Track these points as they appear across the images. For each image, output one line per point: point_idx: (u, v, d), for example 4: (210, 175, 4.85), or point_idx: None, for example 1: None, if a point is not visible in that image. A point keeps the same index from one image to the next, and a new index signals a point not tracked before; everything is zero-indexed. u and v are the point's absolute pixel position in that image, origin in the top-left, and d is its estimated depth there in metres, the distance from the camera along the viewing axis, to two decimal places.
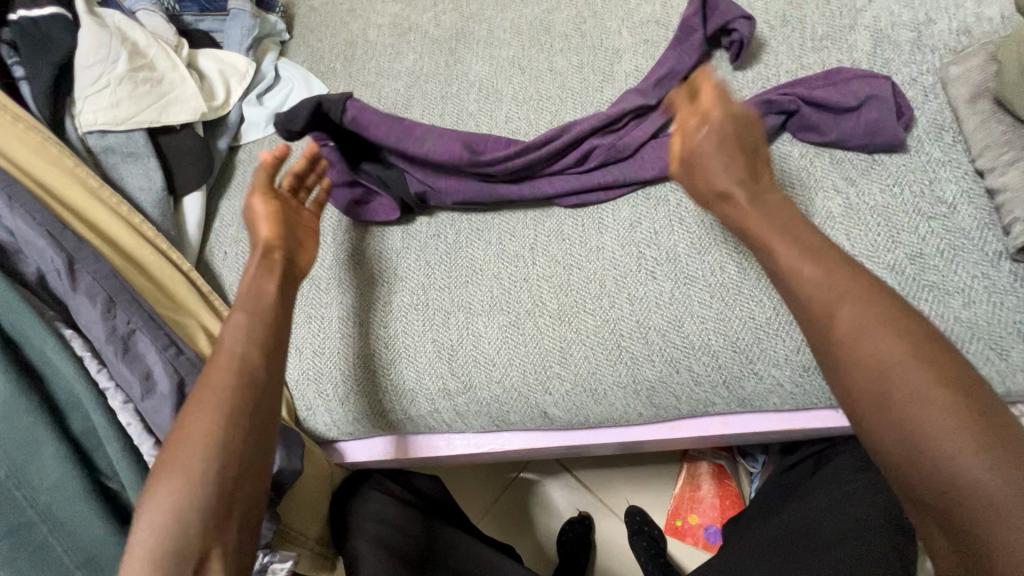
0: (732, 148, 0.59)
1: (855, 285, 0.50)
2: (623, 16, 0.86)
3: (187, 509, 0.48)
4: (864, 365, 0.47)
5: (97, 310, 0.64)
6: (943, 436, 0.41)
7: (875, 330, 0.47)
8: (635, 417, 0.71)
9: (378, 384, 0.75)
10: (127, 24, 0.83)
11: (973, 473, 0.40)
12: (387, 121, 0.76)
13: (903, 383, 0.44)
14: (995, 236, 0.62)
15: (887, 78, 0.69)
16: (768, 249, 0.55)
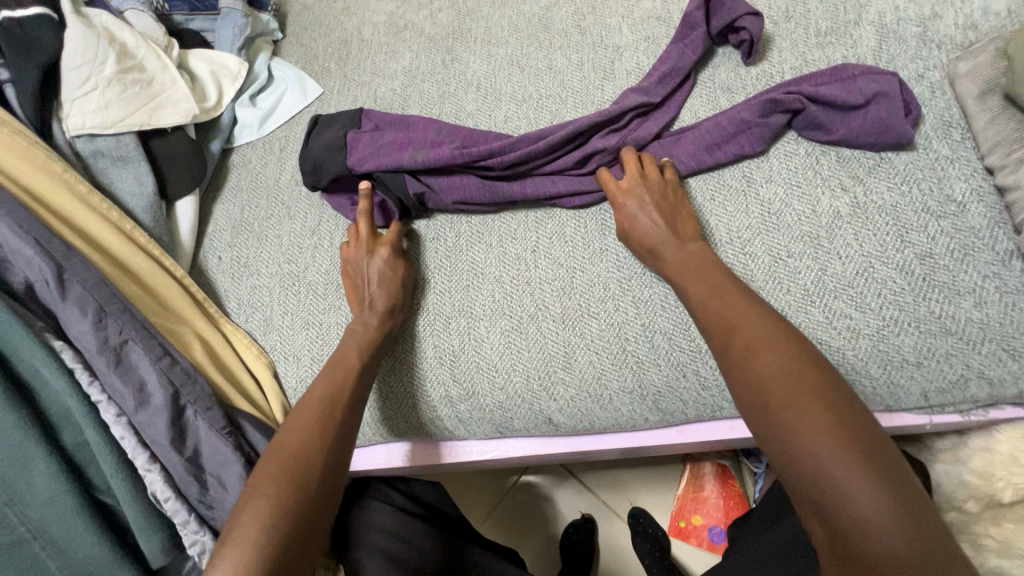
0: (657, 207, 0.67)
1: (746, 312, 0.56)
2: (623, 13, 0.85)
3: (282, 513, 0.54)
4: (750, 381, 0.52)
5: (89, 320, 0.62)
6: (817, 443, 0.46)
7: (763, 350, 0.52)
8: (641, 422, 0.69)
9: (404, 400, 0.73)
10: (115, 24, 0.81)
11: (844, 477, 0.44)
12: (382, 144, 0.76)
13: (788, 395, 0.49)
14: (1005, 235, 0.61)
15: (896, 74, 0.67)
16: (687, 283, 0.62)
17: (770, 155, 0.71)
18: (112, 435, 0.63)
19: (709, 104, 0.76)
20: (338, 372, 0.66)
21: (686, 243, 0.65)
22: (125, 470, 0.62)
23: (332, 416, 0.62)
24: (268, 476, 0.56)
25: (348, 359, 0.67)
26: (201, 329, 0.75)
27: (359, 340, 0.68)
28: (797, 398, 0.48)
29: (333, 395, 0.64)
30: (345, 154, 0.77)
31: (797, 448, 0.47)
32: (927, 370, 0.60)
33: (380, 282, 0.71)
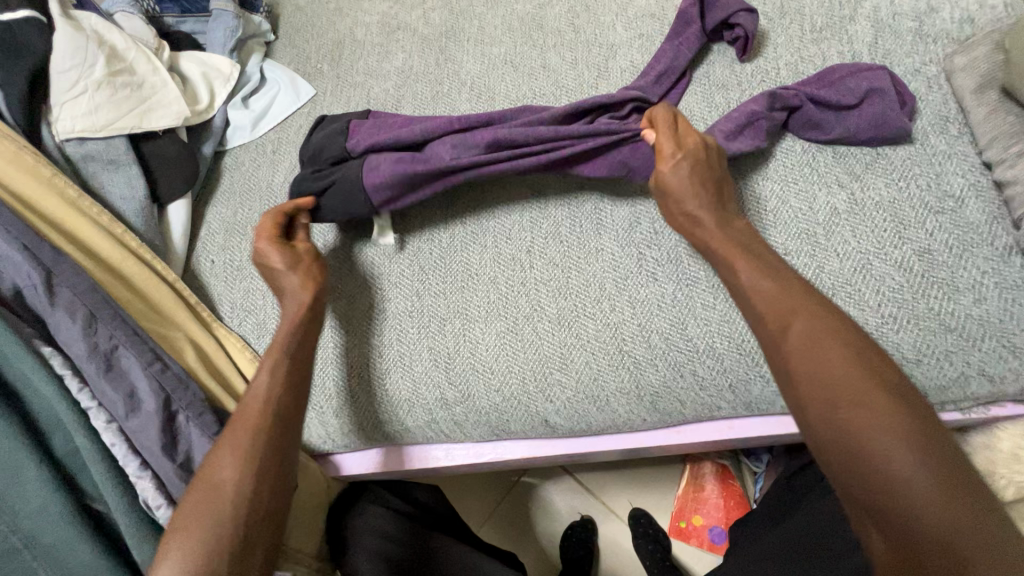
0: (706, 176, 0.61)
1: (801, 298, 0.52)
2: (617, 10, 0.84)
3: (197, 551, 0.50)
4: (810, 375, 0.49)
5: (79, 327, 0.61)
6: (882, 441, 0.45)
7: (822, 340, 0.49)
8: (639, 423, 0.68)
9: (368, 398, 0.72)
10: (105, 27, 0.80)
11: (907, 475, 0.44)
12: (380, 128, 0.75)
13: (851, 392, 0.47)
14: (1004, 230, 0.61)
15: (886, 68, 0.67)
16: (734, 258, 0.56)
17: (770, 157, 0.70)
18: (104, 442, 0.62)
19: (704, 101, 0.75)
20: (263, 382, 0.60)
21: (732, 219, 0.60)
22: (117, 478, 0.61)
23: (260, 433, 0.57)
24: (195, 502, 0.53)
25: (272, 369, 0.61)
26: (193, 333, 0.74)
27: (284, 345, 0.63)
28: (860, 394, 0.47)
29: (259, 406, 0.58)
30: (345, 137, 0.75)
31: (860, 445, 0.45)
32: (927, 367, 0.60)
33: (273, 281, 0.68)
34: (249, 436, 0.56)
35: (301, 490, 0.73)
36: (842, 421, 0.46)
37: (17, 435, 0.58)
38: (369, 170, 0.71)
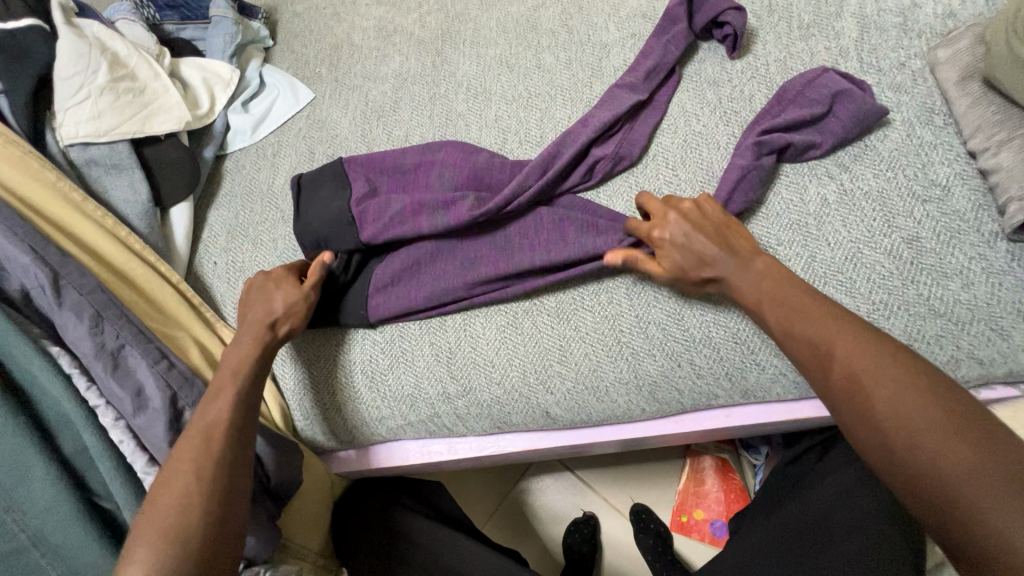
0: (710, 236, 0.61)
1: (845, 334, 0.52)
2: (609, 11, 0.86)
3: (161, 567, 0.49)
4: (861, 415, 0.49)
5: (85, 326, 0.62)
6: (952, 471, 0.43)
7: (871, 376, 0.49)
8: (639, 413, 0.70)
9: (335, 398, 0.74)
10: (107, 35, 0.82)
11: (985, 503, 0.42)
12: (377, 208, 0.74)
13: (910, 426, 0.46)
14: (989, 217, 0.62)
15: (827, 69, 0.70)
16: (756, 302, 0.58)
17: (769, 198, 0.69)
18: (111, 439, 0.62)
19: (695, 98, 0.77)
20: (212, 405, 0.61)
21: (750, 258, 0.61)
22: (124, 474, 0.61)
23: (213, 451, 0.57)
24: (147, 527, 0.52)
25: (223, 391, 0.62)
26: (198, 333, 0.75)
27: (235, 366, 0.64)
28: (923, 429, 0.46)
29: (213, 425, 0.59)
30: (355, 228, 0.74)
31: (931, 481, 0.44)
32: (918, 352, 0.61)
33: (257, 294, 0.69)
34: (199, 455, 0.56)
35: (304, 486, 0.74)
36: (907, 459, 0.46)
37: (25, 434, 0.59)
38: (375, 289, 0.73)
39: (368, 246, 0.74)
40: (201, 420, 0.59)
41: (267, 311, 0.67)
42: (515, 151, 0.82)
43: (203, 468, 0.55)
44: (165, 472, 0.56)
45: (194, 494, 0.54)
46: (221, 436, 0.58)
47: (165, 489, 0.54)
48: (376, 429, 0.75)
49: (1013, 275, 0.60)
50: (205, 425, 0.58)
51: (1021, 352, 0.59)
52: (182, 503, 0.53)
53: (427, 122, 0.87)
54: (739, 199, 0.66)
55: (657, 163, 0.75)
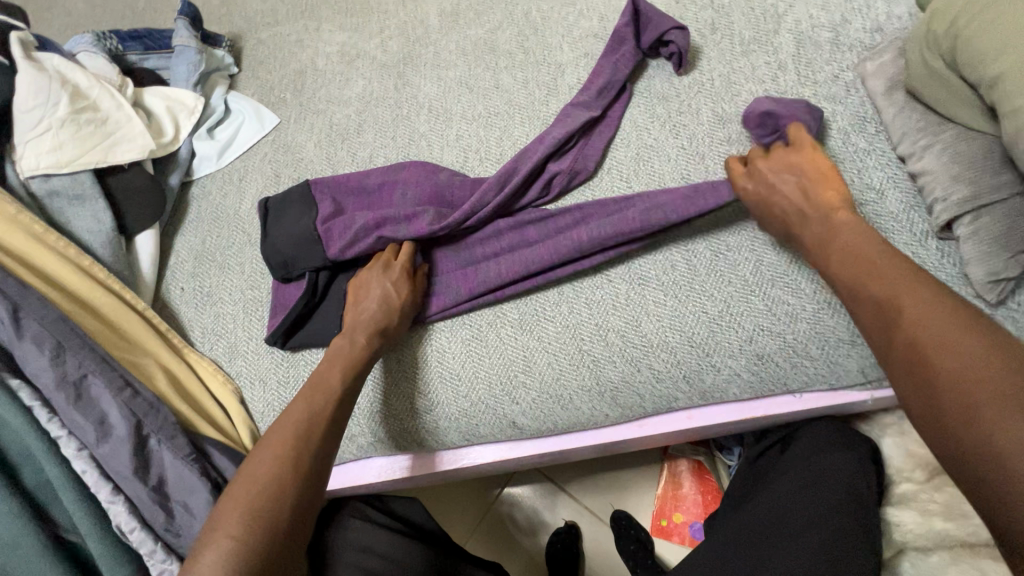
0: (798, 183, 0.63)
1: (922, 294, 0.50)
2: (563, 32, 0.89)
3: (255, 538, 0.53)
4: (914, 370, 0.47)
5: (46, 357, 0.63)
6: (1000, 432, 0.40)
7: (939, 329, 0.47)
8: (602, 419, 0.71)
9: (408, 419, 0.74)
10: (67, 67, 0.83)
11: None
12: (344, 227, 0.75)
13: (959, 371, 0.44)
14: (920, 217, 0.66)
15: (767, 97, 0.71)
16: (834, 263, 0.57)
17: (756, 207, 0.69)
18: (74, 470, 0.62)
19: (646, 113, 0.80)
20: (317, 395, 0.64)
21: (833, 212, 0.60)
22: (87, 505, 0.61)
23: (311, 445, 0.60)
24: (239, 501, 0.56)
25: (328, 383, 0.65)
26: (165, 360, 0.75)
27: (344, 360, 0.67)
28: (981, 387, 0.43)
29: (314, 416, 0.62)
30: (323, 246, 0.75)
31: (958, 422, 0.43)
32: (861, 347, 0.65)
33: (378, 298, 0.70)
34: (297, 444, 0.60)
35: None
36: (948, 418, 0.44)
37: None
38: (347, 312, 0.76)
39: (338, 263, 0.76)
40: (300, 410, 0.63)
41: (387, 318, 0.69)
42: (476, 169, 0.84)
43: (301, 458, 0.59)
44: (262, 455, 0.59)
45: (286, 486, 0.57)
46: (321, 430, 0.62)
47: (265, 467, 0.58)
48: (380, 447, 0.76)
49: (943, 271, 0.64)
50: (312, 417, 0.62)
51: None
52: (275, 489, 0.56)
53: (390, 143, 0.89)
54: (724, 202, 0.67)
55: (611, 177, 0.78)
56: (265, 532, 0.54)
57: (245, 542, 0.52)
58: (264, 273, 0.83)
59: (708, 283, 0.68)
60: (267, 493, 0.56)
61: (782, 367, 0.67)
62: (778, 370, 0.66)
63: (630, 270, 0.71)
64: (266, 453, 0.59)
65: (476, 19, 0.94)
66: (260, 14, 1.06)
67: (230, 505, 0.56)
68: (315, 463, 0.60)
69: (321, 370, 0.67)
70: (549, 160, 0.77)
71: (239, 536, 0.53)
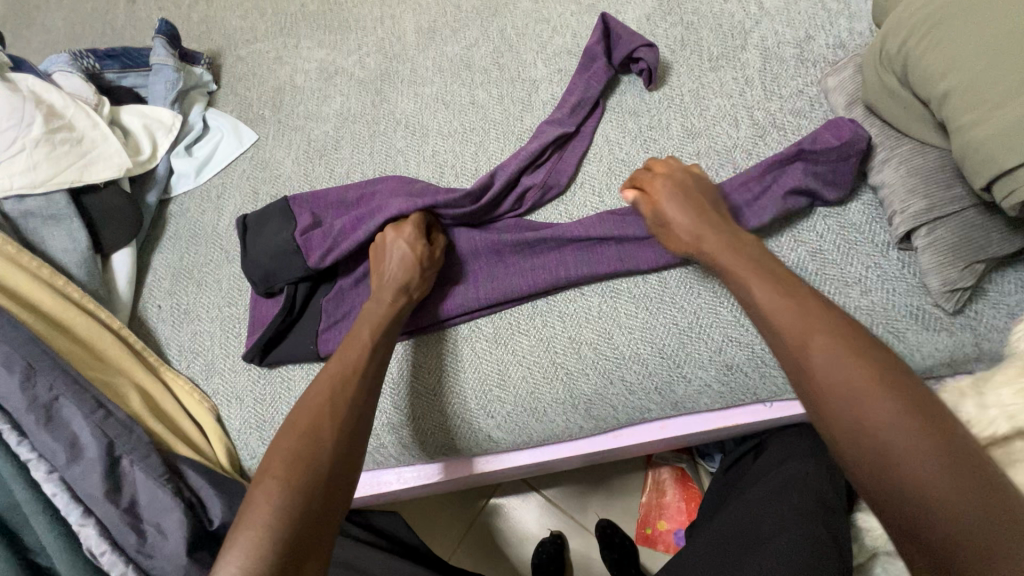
0: (695, 207, 0.65)
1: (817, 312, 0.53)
2: (537, 48, 0.91)
3: (298, 483, 0.53)
4: (833, 383, 0.49)
5: (16, 380, 0.62)
6: (916, 463, 0.44)
7: (843, 359, 0.49)
8: (577, 431, 0.72)
9: (410, 433, 0.73)
10: (42, 88, 0.83)
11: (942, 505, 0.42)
12: (324, 234, 0.77)
13: (872, 405, 0.47)
14: (881, 228, 0.68)
15: (845, 133, 0.68)
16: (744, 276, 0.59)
17: (776, 237, 0.70)
18: (44, 493, 0.62)
19: (618, 128, 0.82)
20: (349, 352, 0.65)
21: (736, 237, 0.62)
22: (58, 527, 0.61)
23: (345, 395, 0.61)
24: (283, 445, 0.56)
25: (360, 340, 0.66)
26: (140, 379, 0.76)
27: (375, 320, 0.68)
28: (885, 418, 0.46)
29: (350, 369, 0.63)
30: (301, 257, 0.76)
31: (881, 460, 0.45)
32: None
33: (397, 259, 0.71)
34: (333, 396, 0.60)
35: None
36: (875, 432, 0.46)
37: None
38: (324, 326, 0.76)
39: (315, 273, 0.76)
40: (336, 366, 0.64)
41: (406, 276, 0.70)
42: (452, 184, 0.86)
43: (341, 408, 0.60)
44: (299, 406, 0.60)
45: (327, 437, 0.57)
46: (356, 383, 0.62)
47: (307, 417, 0.59)
48: (388, 457, 0.75)
49: (905, 280, 0.65)
50: (343, 369, 0.63)
51: (914, 353, 0.64)
52: (314, 435, 0.57)
53: (368, 159, 0.90)
54: (752, 220, 0.69)
55: (584, 191, 0.79)
56: (309, 476, 0.54)
57: (294, 486, 0.53)
58: (242, 288, 0.83)
59: (679, 295, 0.70)
60: (308, 440, 0.57)
61: (752, 377, 0.68)
62: (749, 379, 0.68)
63: (603, 283, 0.72)
64: (307, 401, 0.60)
65: (452, 35, 0.95)
66: (238, 30, 1.06)
67: (278, 449, 0.56)
68: (354, 414, 0.60)
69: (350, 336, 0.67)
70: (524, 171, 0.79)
71: (284, 474, 0.54)
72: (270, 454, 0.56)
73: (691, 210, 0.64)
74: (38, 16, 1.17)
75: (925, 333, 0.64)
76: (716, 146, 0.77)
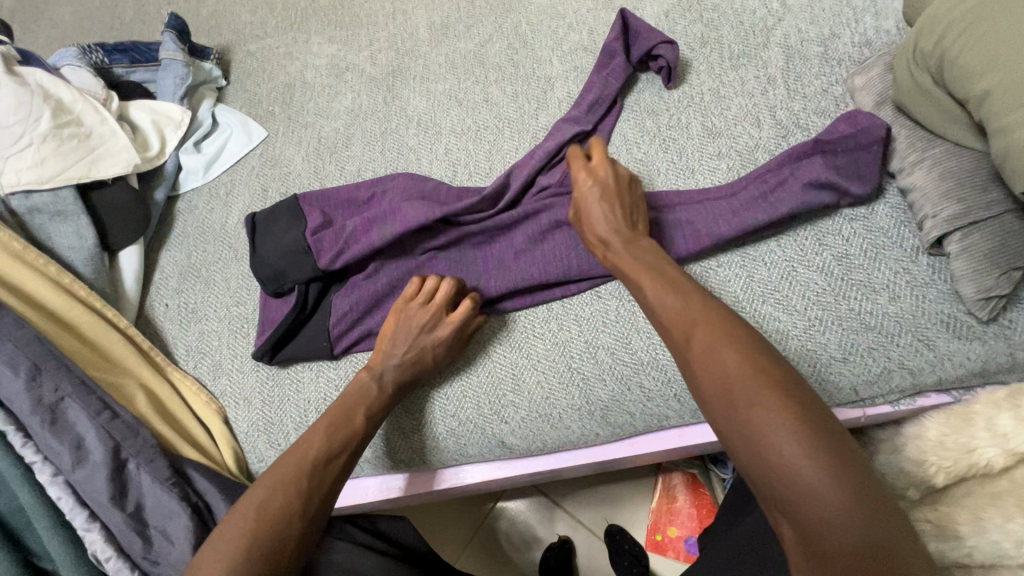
0: (610, 200, 0.65)
1: (703, 309, 0.53)
2: (553, 45, 0.89)
3: None
4: (717, 385, 0.49)
5: (21, 380, 0.61)
6: (782, 444, 0.44)
7: (716, 345, 0.50)
8: (593, 438, 0.70)
9: (420, 440, 0.72)
10: (50, 82, 0.82)
11: (812, 486, 0.43)
12: (336, 234, 0.75)
13: (743, 388, 0.47)
14: (911, 232, 0.66)
15: (868, 129, 0.67)
16: (638, 276, 0.60)
17: (795, 235, 0.68)
18: (48, 496, 0.60)
19: (636, 127, 0.79)
20: (339, 432, 0.64)
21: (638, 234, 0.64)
22: (63, 532, 0.59)
23: (320, 488, 0.60)
24: (239, 526, 0.56)
25: (352, 421, 0.65)
26: (147, 379, 0.74)
27: (372, 401, 0.67)
28: (748, 400, 0.47)
29: (332, 454, 0.62)
30: (313, 258, 0.74)
31: (754, 445, 0.46)
32: (854, 365, 0.63)
33: (414, 348, 0.68)
34: (307, 486, 0.60)
35: None
36: (752, 433, 0.46)
37: None
38: (335, 323, 0.74)
39: (328, 274, 0.75)
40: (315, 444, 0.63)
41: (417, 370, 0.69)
42: (466, 183, 0.84)
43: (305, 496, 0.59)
44: (268, 484, 0.59)
45: (284, 528, 0.56)
46: (336, 473, 0.62)
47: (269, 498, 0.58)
48: (397, 463, 0.74)
49: (936, 287, 0.63)
50: (320, 452, 0.62)
51: (946, 361, 0.62)
52: (283, 528, 0.56)
53: (380, 156, 0.88)
54: (769, 211, 0.67)
55: None
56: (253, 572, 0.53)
57: None
58: (251, 288, 0.82)
59: None
60: (266, 528, 0.56)
61: None
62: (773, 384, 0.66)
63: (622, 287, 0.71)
64: (275, 477, 0.59)
65: (465, 32, 0.93)
66: (248, 26, 1.05)
67: (233, 526, 0.56)
68: (318, 509, 0.59)
69: (339, 404, 0.66)
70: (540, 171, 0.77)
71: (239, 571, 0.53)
72: (224, 529, 0.56)
73: (606, 205, 0.65)
74: (46, 10, 1.16)
75: (957, 341, 0.62)
76: (738, 146, 0.75)
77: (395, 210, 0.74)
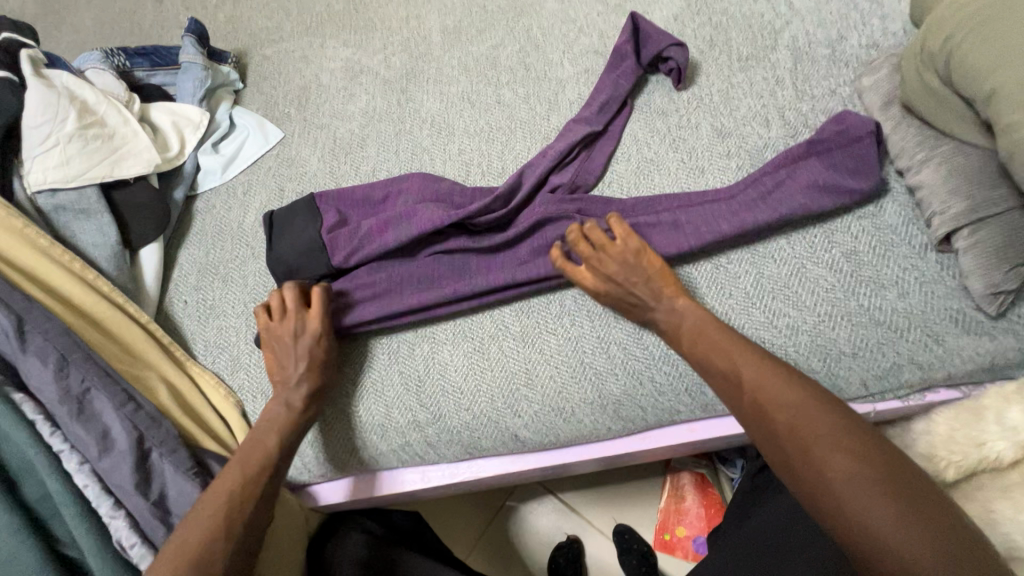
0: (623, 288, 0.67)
1: (761, 367, 0.58)
2: (564, 48, 0.90)
3: None
4: (790, 445, 0.54)
5: (49, 371, 0.63)
6: (858, 500, 0.49)
7: (780, 406, 0.55)
8: (605, 432, 0.71)
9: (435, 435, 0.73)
10: (76, 84, 0.84)
11: (894, 538, 0.47)
12: (353, 233, 0.77)
13: (815, 446, 0.53)
14: (919, 230, 0.67)
15: (859, 123, 0.69)
16: (685, 336, 0.63)
17: (804, 232, 0.69)
18: (75, 484, 0.62)
19: (646, 127, 0.81)
20: (249, 464, 0.64)
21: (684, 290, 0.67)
22: (87, 520, 0.61)
23: (242, 515, 0.61)
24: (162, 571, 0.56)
25: (265, 447, 0.66)
26: (168, 373, 0.76)
27: (281, 424, 0.68)
28: (823, 458, 0.52)
29: (248, 485, 0.63)
30: (326, 254, 0.76)
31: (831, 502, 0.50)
32: (863, 360, 0.65)
33: (306, 361, 0.69)
34: (227, 520, 0.60)
35: (278, 519, 0.73)
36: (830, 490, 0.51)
37: None
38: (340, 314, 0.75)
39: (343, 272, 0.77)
40: (230, 479, 0.63)
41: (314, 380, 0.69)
42: (479, 183, 0.85)
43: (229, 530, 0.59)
44: (186, 526, 0.59)
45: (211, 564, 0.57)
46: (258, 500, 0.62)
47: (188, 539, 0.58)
48: (410, 455, 0.75)
49: (945, 283, 0.64)
50: (233, 484, 0.62)
51: (955, 356, 0.63)
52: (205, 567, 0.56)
53: (394, 157, 0.90)
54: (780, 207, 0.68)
55: (613, 190, 0.79)
56: None
57: None
58: (267, 286, 0.84)
59: (709, 294, 0.69)
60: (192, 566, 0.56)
61: None
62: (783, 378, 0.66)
63: None
64: (192, 520, 0.60)
65: (477, 36, 0.95)
66: (264, 30, 1.07)
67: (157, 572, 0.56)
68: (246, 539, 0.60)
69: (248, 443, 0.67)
70: (553, 171, 0.79)
71: None
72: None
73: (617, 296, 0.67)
74: (68, 16, 1.19)
75: (966, 336, 0.63)
76: (747, 147, 0.76)
77: (411, 211, 0.76)
